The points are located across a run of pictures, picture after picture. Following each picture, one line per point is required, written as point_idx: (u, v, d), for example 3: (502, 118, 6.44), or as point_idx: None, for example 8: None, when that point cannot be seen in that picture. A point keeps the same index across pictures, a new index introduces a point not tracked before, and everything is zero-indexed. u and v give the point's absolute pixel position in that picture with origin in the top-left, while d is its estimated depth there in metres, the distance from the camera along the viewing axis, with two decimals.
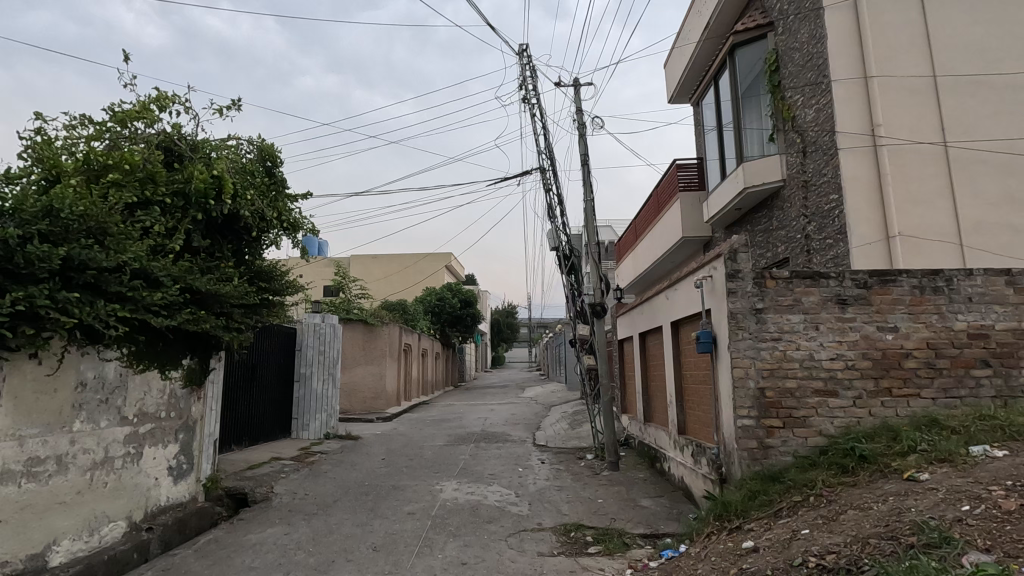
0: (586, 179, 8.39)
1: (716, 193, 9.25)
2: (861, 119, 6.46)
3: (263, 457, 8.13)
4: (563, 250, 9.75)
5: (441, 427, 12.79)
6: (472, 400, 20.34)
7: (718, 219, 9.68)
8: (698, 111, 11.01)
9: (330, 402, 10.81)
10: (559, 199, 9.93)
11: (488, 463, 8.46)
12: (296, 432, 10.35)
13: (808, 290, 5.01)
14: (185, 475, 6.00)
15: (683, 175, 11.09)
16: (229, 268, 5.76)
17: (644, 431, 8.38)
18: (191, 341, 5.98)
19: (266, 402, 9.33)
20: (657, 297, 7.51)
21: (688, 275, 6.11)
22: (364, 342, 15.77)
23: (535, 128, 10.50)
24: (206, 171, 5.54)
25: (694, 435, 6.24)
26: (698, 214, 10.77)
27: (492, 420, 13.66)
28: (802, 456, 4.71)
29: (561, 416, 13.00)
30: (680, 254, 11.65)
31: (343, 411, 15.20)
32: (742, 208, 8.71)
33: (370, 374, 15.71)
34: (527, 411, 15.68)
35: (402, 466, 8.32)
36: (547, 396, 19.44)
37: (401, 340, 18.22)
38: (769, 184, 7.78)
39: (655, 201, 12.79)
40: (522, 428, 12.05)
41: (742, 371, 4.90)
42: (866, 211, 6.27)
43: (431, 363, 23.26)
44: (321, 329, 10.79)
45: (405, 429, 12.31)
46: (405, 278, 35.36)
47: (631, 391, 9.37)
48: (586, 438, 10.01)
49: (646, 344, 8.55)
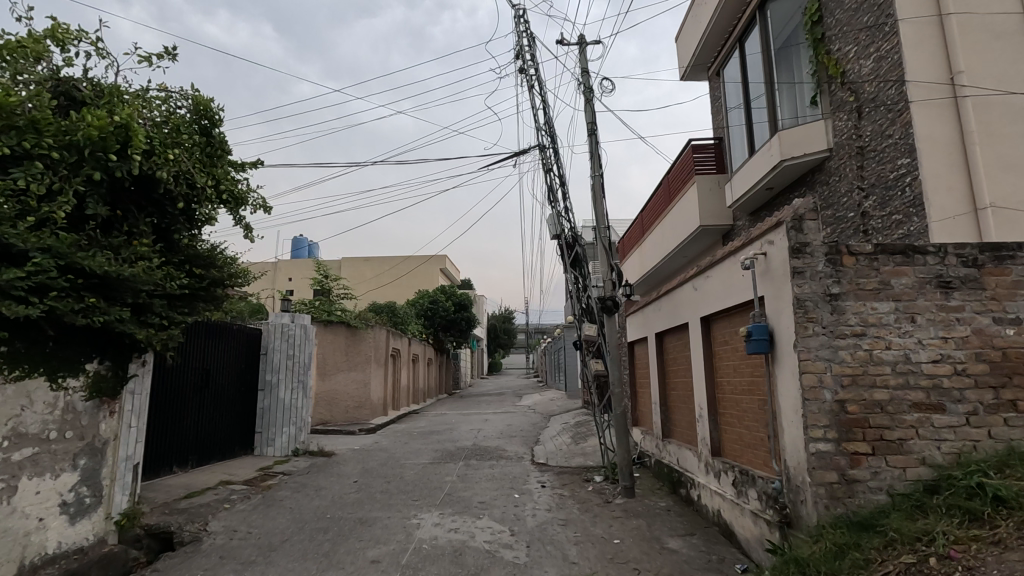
0: (594, 151, 7.13)
1: (743, 171, 8.02)
2: (937, 65, 5.21)
3: (209, 481, 6.81)
4: (566, 238, 8.43)
5: (429, 440, 11.45)
6: (466, 409, 18.99)
7: (743, 204, 8.43)
8: (717, 84, 9.80)
9: (301, 413, 9.50)
10: (561, 181, 8.68)
11: (478, 488, 7.15)
12: (260, 448, 9.07)
13: (899, 270, 3.76)
14: (88, 512, 4.70)
15: (699, 157, 9.87)
16: (142, 246, 4.50)
17: (662, 448, 7.09)
18: (95, 339, 4.74)
19: (220, 415, 8.03)
20: (681, 289, 6.25)
21: (726, 256, 4.86)
22: (346, 345, 14.43)
23: (533, 102, 9.25)
24: (110, 119, 4.27)
25: (734, 458, 4.99)
26: (717, 200, 9.54)
27: (486, 432, 12.33)
28: (901, 494, 3.44)
29: (562, 428, 11.70)
30: (695, 247, 10.38)
31: (322, 422, 13.85)
32: (774, 186, 7.50)
33: (353, 381, 14.39)
34: (525, 421, 14.34)
35: (376, 491, 6.99)
36: (546, 405, 18.10)
37: (389, 344, 16.90)
38: (813, 155, 6.56)
39: (665, 189, 11.56)
40: (519, 443, 10.73)
41: (815, 378, 3.62)
42: (947, 176, 5.04)
43: (422, 369, 21.91)
44: (290, 330, 9.48)
45: (388, 443, 11.00)
46: (398, 281, 34.25)
47: (645, 400, 8.10)
48: (591, 455, 8.72)
49: (664, 346, 7.29)
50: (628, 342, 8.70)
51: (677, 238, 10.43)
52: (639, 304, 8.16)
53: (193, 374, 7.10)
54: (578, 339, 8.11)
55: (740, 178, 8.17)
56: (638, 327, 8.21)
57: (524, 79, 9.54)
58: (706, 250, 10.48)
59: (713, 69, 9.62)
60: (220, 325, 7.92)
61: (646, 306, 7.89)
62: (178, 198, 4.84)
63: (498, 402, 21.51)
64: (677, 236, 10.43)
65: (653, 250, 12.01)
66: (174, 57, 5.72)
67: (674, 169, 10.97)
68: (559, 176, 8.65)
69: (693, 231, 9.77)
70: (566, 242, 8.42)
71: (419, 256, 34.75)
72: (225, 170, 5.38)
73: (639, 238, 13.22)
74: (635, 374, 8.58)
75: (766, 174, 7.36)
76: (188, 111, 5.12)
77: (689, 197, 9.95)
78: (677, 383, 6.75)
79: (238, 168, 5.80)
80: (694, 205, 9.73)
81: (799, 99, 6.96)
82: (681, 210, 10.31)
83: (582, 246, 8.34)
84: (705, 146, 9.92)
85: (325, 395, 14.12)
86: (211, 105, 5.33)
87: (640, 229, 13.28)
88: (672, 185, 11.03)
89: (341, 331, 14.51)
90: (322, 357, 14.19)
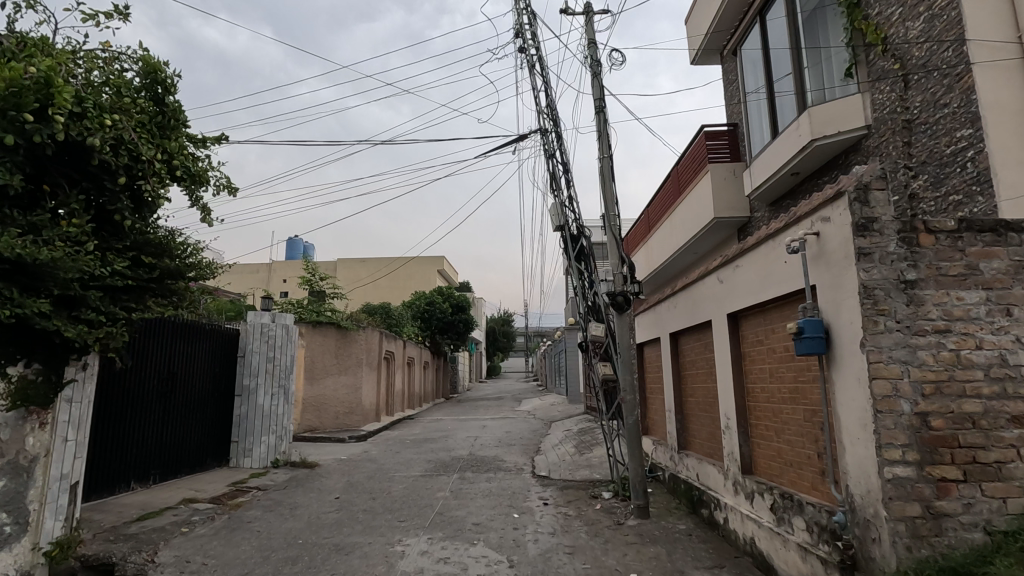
0: (602, 130, 6.43)
1: (766, 155, 7.34)
2: (1003, 21, 4.52)
3: (171, 499, 6.06)
4: (570, 230, 7.71)
5: (422, 449, 10.69)
6: (464, 414, 18.23)
7: (764, 192, 7.71)
8: (732, 65, 9.12)
9: (283, 421, 8.75)
10: (564, 167, 7.97)
11: (473, 506, 6.41)
12: (236, 459, 8.31)
13: (989, 251, 3.05)
14: (8, 543, 3.95)
15: (713, 144, 9.18)
16: (69, 226, 3.80)
17: (679, 461, 6.36)
18: (18, 338, 4.02)
19: (187, 422, 7.30)
20: (703, 283, 5.54)
21: (762, 241, 4.15)
22: (337, 348, 13.76)
23: (534, 83, 8.54)
24: (26, 72, 3.56)
25: (772, 477, 4.26)
26: (733, 190, 8.84)
27: (483, 441, 11.56)
28: (1004, 533, 2.71)
29: (564, 436, 10.94)
30: (708, 241, 9.67)
31: (311, 428, 13.05)
32: (801, 170, 6.81)
33: (343, 386, 13.69)
34: (525, 428, 13.57)
35: (358, 510, 6.24)
36: (546, 411, 17.33)
37: (382, 347, 16.13)
38: (849, 133, 5.85)
39: (673, 181, 10.86)
40: (518, 453, 9.96)
41: (890, 386, 2.90)
42: (1018, 147, 4.35)
43: (417, 373, 21.14)
44: (270, 331, 8.76)
45: (378, 452, 10.25)
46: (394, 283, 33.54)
47: (658, 407, 7.37)
48: (598, 467, 7.96)
49: (681, 348, 6.57)
50: (638, 343, 7.97)
51: (689, 232, 9.71)
52: (652, 302, 7.45)
53: (149, 377, 6.38)
54: (584, 340, 7.38)
55: (764, 163, 7.45)
56: (650, 326, 7.49)
57: (524, 59, 8.84)
58: (721, 245, 9.75)
59: (729, 49, 8.94)
60: (186, 324, 7.20)
61: (659, 304, 7.17)
62: (118, 171, 4.13)
63: (496, 407, 20.72)
64: (689, 230, 9.71)
65: (662, 247, 11.28)
66: (126, 17, 5.02)
67: (684, 159, 10.26)
68: (562, 163, 7.94)
69: (707, 224, 9.04)
70: (570, 233, 7.71)
71: (416, 258, 34.01)
72: (179, 142, 4.66)
73: (645, 235, 12.51)
74: (646, 377, 7.85)
75: (793, 157, 6.65)
76: (134, 72, 4.40)
77: (702, 187, 9.24)
78: (696, 389, 6.03)
79: (199, 143, 5.08)
80: (708, 195, 9.02)
81: (831, 72, 6.25)
82: (693, 202, 9.60)
83: (588, 238, 7.61)
84: (720, 133, 9.22)
85: (314, 400, 13.25)
86: (163, 68, 4.61)
87: (645, 225, 12.59)
88: (682, 176, 10.31)
89: (331, 332, 13.76)
90: (311, 359, 13.36)
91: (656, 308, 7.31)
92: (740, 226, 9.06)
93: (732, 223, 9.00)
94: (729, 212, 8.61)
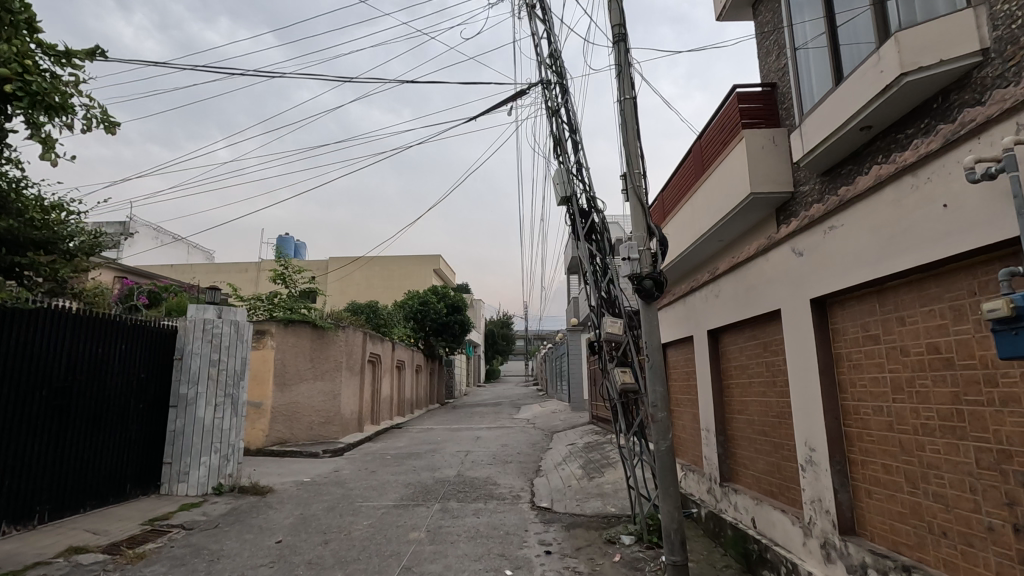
0: (621, 65, 4.96)
1: (825, 109, 5.89)
2: None
3: (50, 548, 4.54)
4: (579, 205, 6.21)
5: (403, 468, 9.18)
6: (456, 423, 16.72)
7: (820, 157, 6.25)
8: (771, 12, 7.68)
9: (229, 438, 7.23)
10: (570, 126, 6.47)
11: (453, 556, 4.86)
12: (168, 485, 6.77)
13: None
14: None
15: (746, 108, 7.72)
16: None
17: (724, 497, 4.85)
18: None
19: (93, 440, 5.79)
20: (764, 260, 4.07)
21: (892, 181, 2.68)
22: (312, 351, 12.34)
23: (534, 27, 7.05)
24: None
25: (897, 548, 2.79)
26: (772, 160, 7.39)
27: (475, 457, 10.04)
28: None
29: (568, 453, 9.41)
30: (740, 225, 8.20)
31: (280, 441, 11.54)
32: (874, 123, 5.36)
33: (319, 393, 12.25)
34: (523, 441, 12.06)
35: (302, 561, 4.74)
36: (547, 420, 15.82)
37: (366, 349, 14.63)
38: (955, 61, 4.40)
39: (694, 159, 9.40)
40: (515, 474, 8.46)
41: None
42: None
43: (408, 378, 19.63)
44: (214, 330, 7.29)
45: (350, 472, 8.73)
46: (388, 284, 32.12)
47: (691, 423, 5.89)
48: (612, 497, 6.42)
49: (725, 349, 5.09)
50: (662, 343, 6.47)
51: (716, 214, 8.22)
52: (682, 291, 5.96)
53: (13, 382, 4.90)
54: (597, 341, 5.88)
55: (821, 119, 6.00)
56: (678, 322, 6.02)
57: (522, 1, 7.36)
58: (753, 229, 8.26)
59: None
60: (78, 316, 5.67)
61: (692, 293, 5.70)
62: None
63: (493, 415, 19.25)
64: (716, 211, 8.23)
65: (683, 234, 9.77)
66: None
67: (708, 130, 8.78)
68: (569, 121, 6.44)
69: (740, 202, 7.54)
70: (579, 207, 6.19)
71: (410, 256, 32.54)
72: (16, 46, 3.21)
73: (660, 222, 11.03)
74: (672, 385, 6.36)
75: (867, 103, 5.19)
76: None
77: (733, 159, 7.75)
78: (748, 403, 4.57)
79: (61, 59, 3.60)
80: (742, 167, 7.52)
81: None
82: (720, 178, 8.11)
83: (601, 213, 6.11)
84: (754, 95, 7.75)
85: (285, 409, 11.73)
86: None
87: (661, 211, 11.09)
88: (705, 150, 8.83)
89: (305, 333, 12.26)
90: (282, 362, 11.84)
91: (688, 298, 5.83)
92: (779, 204, 7.58)
93: (770, 200, 7.52)
94: (767, 186, 7.11)
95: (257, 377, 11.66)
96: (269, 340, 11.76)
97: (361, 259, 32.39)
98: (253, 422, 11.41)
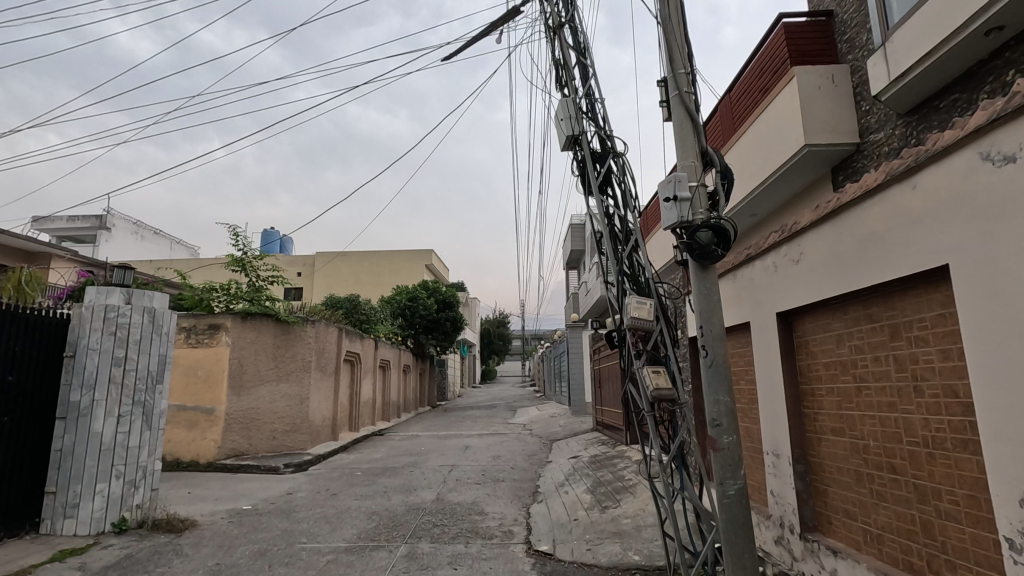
0: None
1: (926, 18, 4.35)
2: None
3: None
4: (591, 148, 4.64)
5: (372, 489, 7.61)
6: (445, 430, 15.18)
7: (911, 86, 4.70)
8: None
9: (138, 458, 5.62)
10: (578, 48, 4.93)
11: None
12: (49, 524, 5.14)
13: None
14: None
15: (795, 41, 6.15)
16: None
17: (811, 558, 3.30)
18: None
19: None
20: (908, 188, 2.51)
21: None
22: (275, 349, 10.76)
23: None
24: None
25: None
26: (832, 104, 5.84)
27: (461, 474, 8.48)
28: None
29: (571, 471, 7.84)
30: (788, 189, 6.63)
31: (236, 453, 9.92)
32: (1007, 25, 3.81)
33: (283, 397, 10.70)
34: (519, 452, 10.52)
35: None
36: (544, 425, 14.28)
37: (343, 347, 13.06)
38: None
39: (725, 114, 7.82)
40: (507, 498, 6.90)
41: None
42: None
43: (393, 379, 18.07)
44: (119, 319, 5.65)
45: (306, 496, 7.14)
46: (378, 280, 30.69)
47: (746, 441, 4.33)
48: (634, 540, 4.82)
49: (805, 340, 3.55)
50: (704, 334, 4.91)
51: (756, 176, 6.67)
52: (734, 262, 4.40)
53: None
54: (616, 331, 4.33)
55: (918, 30, 4.45)
56: (727, 305, 4.45)
57: None
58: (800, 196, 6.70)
59: None
60: None
61: (750, 264, 4.13)
62: None
63: (485, 419, 17.71)
64: (755, 174, 6.69)
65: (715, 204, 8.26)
66: None
67: (744, 78, 7.22)
68: (576, 42, 4.91)
69: (789, 158, 5.98)
70: (591, 150, 4.61)
71: (401, 251, 30.98)
72: None
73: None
74: None
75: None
76: None
77: (779, 105, 6.19)
78: (852, 420, 3.03)
79: None
80: (791, 115, 5.96)
81: None
82: (761, 132, 6.54)
83: (620, 157, 4.52)
84: (805, 26, 6.18)
85: (243, 416, 10.11)
86: None
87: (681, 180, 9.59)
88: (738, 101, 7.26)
89: (267, 328, 10.68)
90: (239, 362, 10.23)
91: (742, 272, 4.26)
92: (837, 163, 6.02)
93: (825, 157, 5.94)
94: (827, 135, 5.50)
95: (212, 380, 10.01)
96: (224, 336, 10.15)
97: (349, 255, 30.81)
98: (204, 432, 9.80)
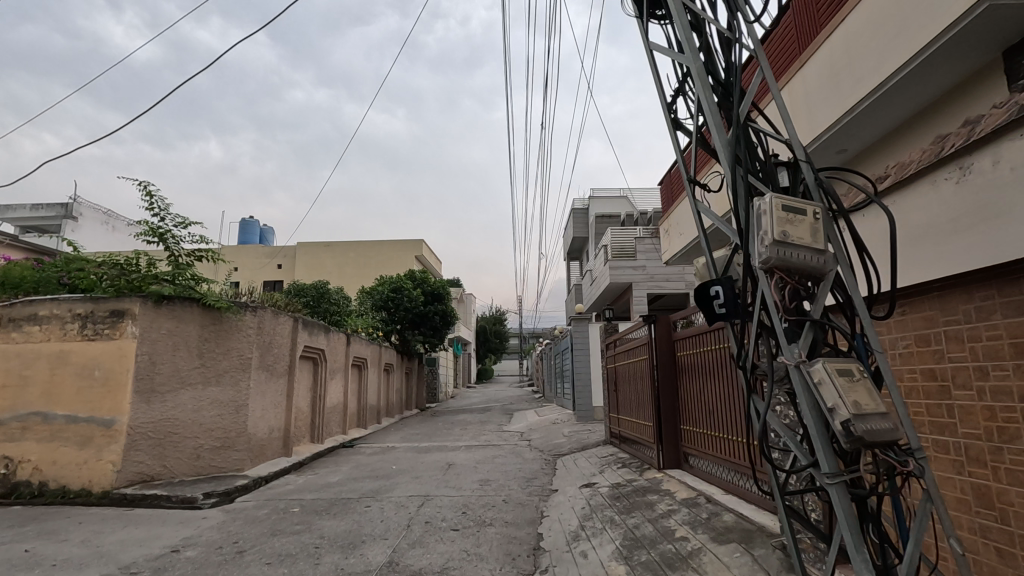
0: None
1: None
2: None
3: None
4: None
5: (299, 543, 5.24)
6: (428, 440, 12.88)
7: None
8: None
9: None
10: None
11: None
12: None
13: None
14: None
15: None
16: None
17: None
18: None
19: None
20: None
21: None
22: (201, 343, 8.40)
23: None
24: None
25: None
26: None
27: (434, 514, 6.13)
28: None
29: (588, 514, 5.54)
30: None
31: (144, 479, 7.58)
32: None
33: (212, 404, 8.37)
34: (514, 474, 8.22)
35: None
36: (545, 435, 11.97)
37: (300, 342, 10.73)
38: None
39: None
40: (494, 562, 4.56)
41: None
42: None
43: (371, 378, 15.75)
44: None
45: (194, 558, 4.79)
46: (363, 272, 28.37)
47: (974, 505, 2.69)
48: None
49: None
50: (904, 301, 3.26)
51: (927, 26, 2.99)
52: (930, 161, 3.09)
53: None
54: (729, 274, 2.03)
55: None
56: (921, 233, 3.11)
57: None
58: (871, 150, 4.09)
59: None
60: None
61: (970, 149, 2.80)
62: None
63: (477, 426, 15.40)
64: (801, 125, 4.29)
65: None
66: None
67: None
68: None
69: (862, 98, 3.53)
70: None
71: (388, 241, 28.61)
72: None
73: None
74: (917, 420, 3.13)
75: None
76: None
77: (858, 15, 3.64)
78: None
79: None
80: (871, 28, 3.50)
81: None
82: None
83: None
84: None
85: (153, 430, 7.75)
86: None
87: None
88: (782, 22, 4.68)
89: (191, 317, 8.32)
90: (150, 360, 7.84)
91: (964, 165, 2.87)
92: (936, 105, 3.47)
93: (917, 92, 3.40)
94: (939, 26, 2.90)
95: (113, 383, 7.60)
96: (130, 325, 7.74)
97: (332, 246, 28.46)
98: (100, 451, 7.43)
